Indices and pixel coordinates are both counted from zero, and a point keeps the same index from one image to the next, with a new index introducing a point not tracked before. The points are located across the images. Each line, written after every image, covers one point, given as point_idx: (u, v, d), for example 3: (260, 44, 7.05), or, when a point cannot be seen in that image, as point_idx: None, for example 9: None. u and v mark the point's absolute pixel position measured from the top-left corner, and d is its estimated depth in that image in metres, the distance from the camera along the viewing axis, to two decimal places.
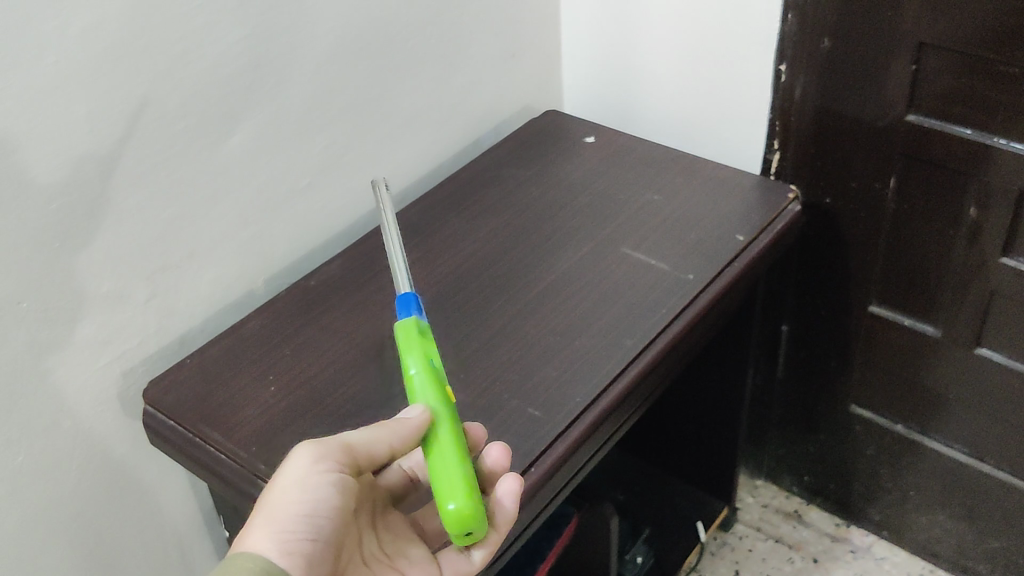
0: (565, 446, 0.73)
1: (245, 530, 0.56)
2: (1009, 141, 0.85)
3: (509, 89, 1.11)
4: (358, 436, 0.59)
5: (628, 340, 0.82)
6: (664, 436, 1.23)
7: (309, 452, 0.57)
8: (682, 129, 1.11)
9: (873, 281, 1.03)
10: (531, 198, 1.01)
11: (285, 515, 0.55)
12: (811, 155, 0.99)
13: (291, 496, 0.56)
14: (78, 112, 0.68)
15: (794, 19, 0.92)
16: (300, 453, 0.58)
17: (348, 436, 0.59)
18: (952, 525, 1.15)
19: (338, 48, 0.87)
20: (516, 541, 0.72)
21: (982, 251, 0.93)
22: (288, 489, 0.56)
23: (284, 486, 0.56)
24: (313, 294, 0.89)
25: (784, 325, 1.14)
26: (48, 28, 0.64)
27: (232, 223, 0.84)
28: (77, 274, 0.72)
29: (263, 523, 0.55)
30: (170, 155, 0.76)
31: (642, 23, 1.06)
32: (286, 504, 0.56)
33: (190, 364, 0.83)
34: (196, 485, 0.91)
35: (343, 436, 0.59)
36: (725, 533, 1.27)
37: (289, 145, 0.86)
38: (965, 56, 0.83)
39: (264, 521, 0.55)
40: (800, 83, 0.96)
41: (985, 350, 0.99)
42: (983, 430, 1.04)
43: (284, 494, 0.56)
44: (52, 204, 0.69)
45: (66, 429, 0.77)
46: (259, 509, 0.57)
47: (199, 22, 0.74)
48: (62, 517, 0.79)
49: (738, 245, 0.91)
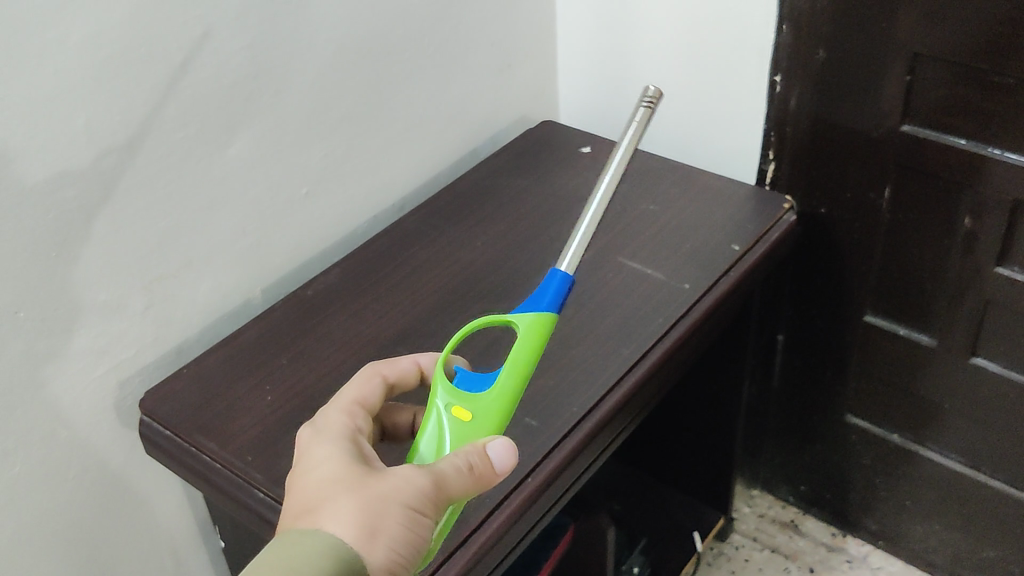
0: (560, 458, 0.73)
1: (333, 517, 0.49)
2: (1004, 151, 0.85)
3: (504, 99, 1.12)
4: (465, 487, 0.52)
5: (625, 349, 0.82)
6: (662, 445, 1.23)
7: (428, 485, 0.51)
8: (678, 138, 1.11)
9: (869, 291, 1.03)
10: (528, 208, 1.01)
11: (388, 531, 0.49)
12: (805, 166, 1.00)
13: (405, 517, 0.50)
14: (77, 121, 0.68)
15: (788, 30, 0.93)
16: (418, 480, 0.51)
17: (460, 486, 0.52)
18: (948, 535, 1.15)
19: (336, 59, 0.87)
20: (516, 551, 0.72)
21: (976, 260, 0.93)
22: (397, 507, 0.50)
23: (401, 504, 0.50)
24: (310, 302, 0.90)
25: (780, 334, 1.14)
26: (46, 38, 0.65)
27: (230, 231, 0.84)
28: (73, 283, 0.72)
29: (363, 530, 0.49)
30: (169, 164, 0.76)
31: (637, 35, 1.07)
32: (394, 523, 0.49)
33: (186, 374, 0.83)
34: (192, 497, 0.91)
35: (455, 483, 0.52)
36: (721, 542, 1.27)
37: (287, 155, 0.86)
38: (958, 67, 0.83)
39: (370, 526, 0.49)
40: (795, 93, 0.96)
41: (980, 359, 0.99)
42: (978, 439, 1.04)
43: (388, 511, 0.50)
44: (50, 212, 0.69)
45: (63, 439, 0.77)
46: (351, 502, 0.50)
47: (198, 32, 0.74)
48: (58, 526, 0.79)
49: (736, 255, 0.91)
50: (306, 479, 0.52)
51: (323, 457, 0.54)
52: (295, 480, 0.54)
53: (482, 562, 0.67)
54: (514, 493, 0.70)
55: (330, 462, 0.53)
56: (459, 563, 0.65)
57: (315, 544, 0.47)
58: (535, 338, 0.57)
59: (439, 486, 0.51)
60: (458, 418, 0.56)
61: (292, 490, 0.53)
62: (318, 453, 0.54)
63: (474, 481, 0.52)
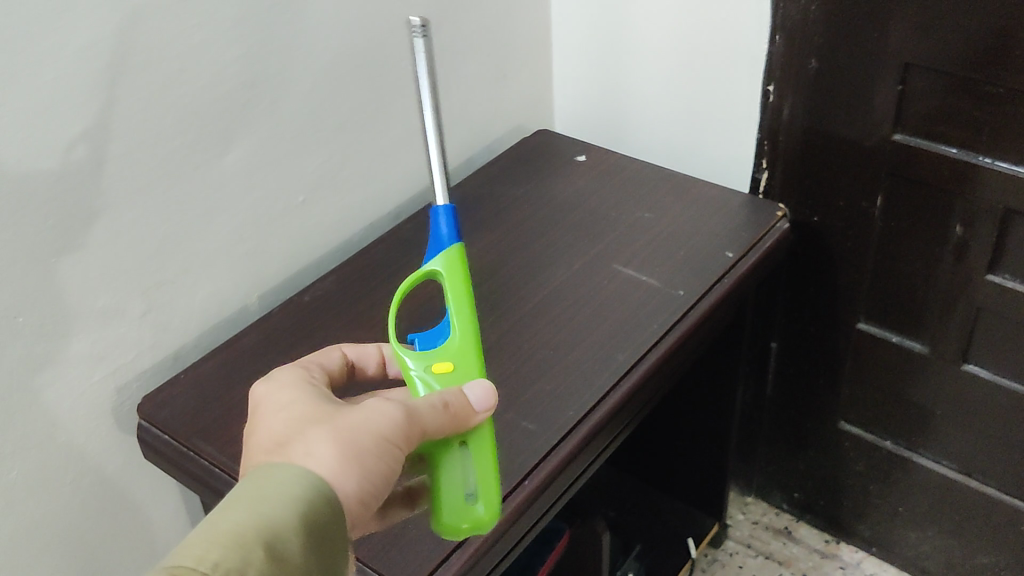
0: (557, 460, 0.73)
1: (308, 451, 0.49)
2: (994, 160, 0.86)
3: (501, 108, 1.13)
4: (444, 421, 0.54)
5: (621, 354, 0.82)
6: (657, 452, 1.23)
7: (403, 418, 0.52)
8: (672, 147, 1.12)
9: (862, 299, 1.04)
10: (524, 216, 1.02)
11: (365, 461, 0.50)
12: (798, 175, 1.00)
13: (380, 448, 0.51)
14: (76, 129, 0.69)
15: (782, 40, 0.94)
16: (390, 412, 0.52)
17: (434, 415, 0.54)
18: (942, 541, 1.16)
19: (334, 67, 0.88)
20: (513, 552, 0.72)
21: (968, 268, 0.94)
22: (377, 441, 0.51)
23: (377, 436, 0.51)
24: (307, 309, 0.90)
25: (774, 341, 1.15)
26: (45, 46, 0.65)
27: (228, 238, 0.85)
28: (71, 288, 0.73)
29: (341, 461, 0.49)
30: (167, 170, 0.77)
31: (632, 45, 1.08)
32: (371, 457, 0.51)
33: (184, 379, 0.83)
34: (189, 500, 0.92)
35: (430, 419, 0.53)
36: (715, 549, 1.28)
37: (284, 162, 0.87)
38: (949, 77, 0.84)
39: (344, 454, 0.50)
40: (788, 103, 0.97)
41: (972, 366, 1.00)
42: (969, 446, 1.05)
43: (366, 445, 0.51)
44: (50, 219, 0.70)
45: (60, 444, 0.77)
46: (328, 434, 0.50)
47: (197, 40, 0.75)
48: (57, 530, 0.80)
49: (730, 261, 0.92)
50: (276, 417, 0.53)
51: (291, 402, 0.54)
52: (262, 421, 0.54)
53: (480, 563, 0.68)
54: (511, 495, 0.71)
55: (299, 404, 0.54)
56: (457, 564, 0.66)
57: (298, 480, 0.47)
58: (458, 276, 0.61)
59: (410, 419, 0.53)
60: (440, 371, 0.59)
61: (257, 432, 0.53)
62: (282, 394, 0.55)
63: (449, 419, 0.54)
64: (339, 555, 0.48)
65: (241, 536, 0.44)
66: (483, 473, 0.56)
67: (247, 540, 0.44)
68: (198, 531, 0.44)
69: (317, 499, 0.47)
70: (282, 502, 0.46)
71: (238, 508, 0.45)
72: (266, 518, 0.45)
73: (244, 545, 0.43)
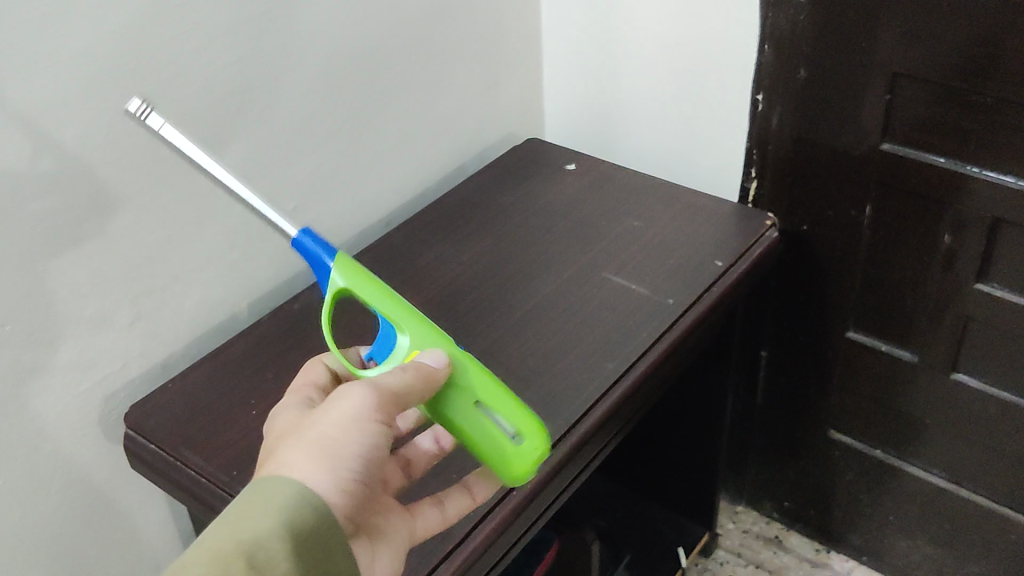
0: (547, 469, 0.73)
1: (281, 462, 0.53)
2: (982, 169, 0.87)
3: (491, 117, 1.13)
4: (405, 381, 0.56)
5: (610, 363, 0.82)
6: (648, 461, 1.23)
7: (362, 394, 0.54)
8: (662, 156, 1.13)
9: (850, 308, 1.04)
10: (513, 224, 1.02)
11: (333, 448, 0.53)
12: (788, 184, 1.01)
13: (348, 432, 0.53)
14: (65, 137, 0.69)
15: (771, 50, 0.94)
16: (349, 395, 0.54)
17: (394, 379, 0.55)
18: (931, 550, 1.16)
19: (322, 75, 0.88)
20: (501, 563, 0.72)
21: (957, 277, 0.94)
22: (342, 426, 0.53)
23: (341, 421, 0.54)
24: (295, 319, 0.90)
25: (763, 350, 1.15)
26: (35, 52, 0.65)
27: (219, 245, 0.85)
28: (56, 297, 0.73)
29: (309, 457, 0.52)
30: (157, 178, 0.77)
31: (623, 54, 1.09)
32: (340, 441, 0.53)
33: (172, 389, 0.83)
34: (176, 510, 0.91)
35: (390, 385, 0.55)
36: (705, 558, 1.28)
37: (274, 170, 0.87)
38: (938, 86, 0.85)
39: (313, 449, 0.53)
40: (776, 112, 0.97)
41: (961, 375, 1.00)
42: (958, 454, 1.05)
43: (332, 433, 0.53)
44: (39, 226, 0.69)
45: (47, 454, 0.77)
46: (297, 441, 0.53)
47: (187, 46, 0.75)
48: (42, 540, 0.79)
49: (719, 270, 0.92)
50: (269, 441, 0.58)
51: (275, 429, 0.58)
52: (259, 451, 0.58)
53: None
54: (499, 505, 0.70)
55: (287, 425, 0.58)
56: None
57: (276, 493, 0.50)
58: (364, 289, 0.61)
59: (371, 396, 0.54)
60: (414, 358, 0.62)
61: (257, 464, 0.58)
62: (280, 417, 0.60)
63: (409, 378, 0.56)
64: (336, 535, 0.51)
65: (221, 552, 0.47)
66: (503, 403, 0.60)
67: (226, 554, 0.47)
68: (189, 552, 0.48)
69: (298, 506, 0.50)
70: (263, 517, 0.49)
71: (222, 526, 0.49)
72: (245, 532, 0.48)
73: (223, 558, 0.47)
